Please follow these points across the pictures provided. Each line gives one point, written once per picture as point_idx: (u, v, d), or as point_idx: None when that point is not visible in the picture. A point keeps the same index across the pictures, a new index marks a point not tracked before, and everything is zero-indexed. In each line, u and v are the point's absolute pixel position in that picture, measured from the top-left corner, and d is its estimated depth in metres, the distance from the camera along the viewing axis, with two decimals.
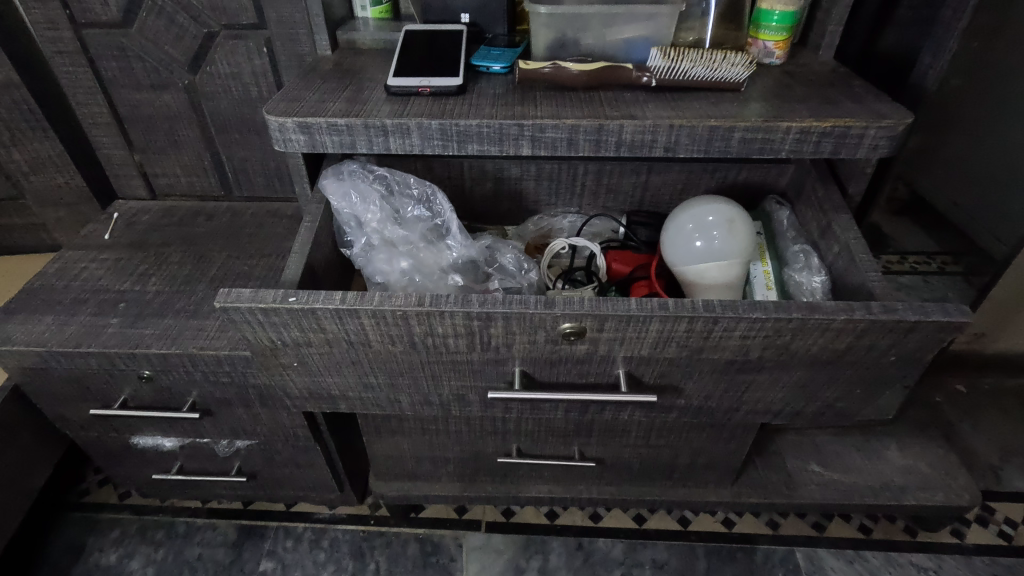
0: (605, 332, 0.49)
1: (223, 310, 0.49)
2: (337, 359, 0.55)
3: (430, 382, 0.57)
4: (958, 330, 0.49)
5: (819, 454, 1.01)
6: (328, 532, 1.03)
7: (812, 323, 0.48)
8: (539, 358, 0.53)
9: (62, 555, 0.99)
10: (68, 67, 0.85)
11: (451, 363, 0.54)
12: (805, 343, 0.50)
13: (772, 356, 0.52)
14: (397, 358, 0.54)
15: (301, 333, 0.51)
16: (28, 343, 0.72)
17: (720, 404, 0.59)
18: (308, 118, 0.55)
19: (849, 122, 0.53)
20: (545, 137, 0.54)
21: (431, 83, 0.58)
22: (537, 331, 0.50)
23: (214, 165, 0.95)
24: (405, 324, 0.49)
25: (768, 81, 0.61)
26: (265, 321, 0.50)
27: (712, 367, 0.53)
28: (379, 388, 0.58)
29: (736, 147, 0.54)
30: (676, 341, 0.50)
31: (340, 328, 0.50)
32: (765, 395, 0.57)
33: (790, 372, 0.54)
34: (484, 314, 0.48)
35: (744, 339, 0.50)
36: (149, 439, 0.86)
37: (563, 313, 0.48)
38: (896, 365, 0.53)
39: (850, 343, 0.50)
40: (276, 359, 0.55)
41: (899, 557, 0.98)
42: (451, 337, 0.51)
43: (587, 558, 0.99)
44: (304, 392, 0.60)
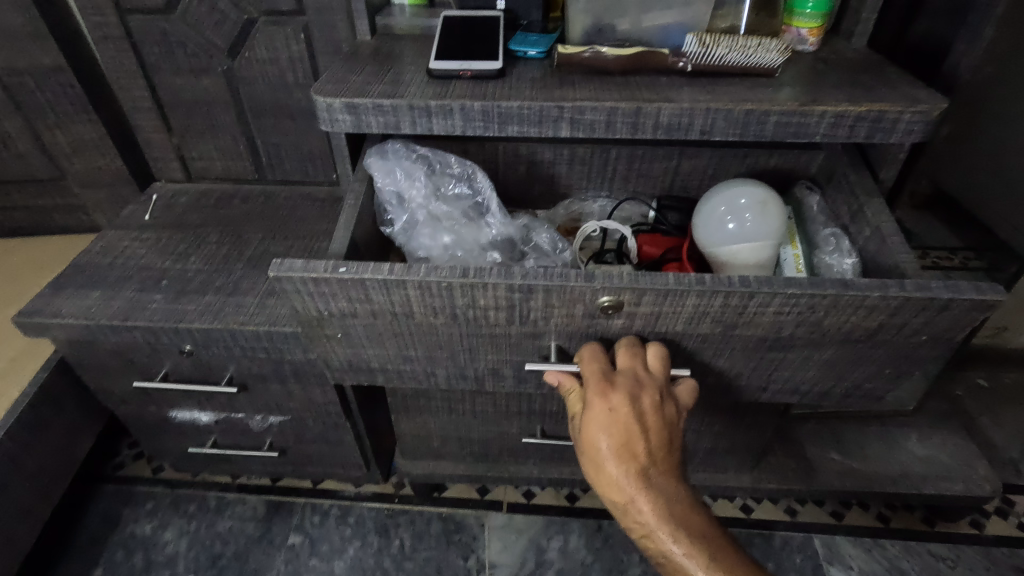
0: (642, 306, 0.51)
1: (276, 279, 0.51)
2: (380, 330, 0.57)
3: (467, 355, 0.59)
4: (990, 310, 0.50)
5: (838, 443, 1.02)
6: (354, 509, 1.06)
7: (845, 300, 0.49)
8: (576, 332, 0.55)
9: (100, 525, 1.02)
10: (111, 51, 0.87)
11: (489, 337, 0.56)
12: (837, 320, 0.51)
13: (804, 333, 0.53)
14: (438, 330, 0.56)
15: (348, 304, 0.54)
16: (77, 316, 0.75)
17: (749, 383, 0.60)
18: (355, 98, 0.56)
19: (884, 107, 0.53)
20: (584, 119, 0.55)
21: (472, 66, 0.60)
22: (576, 305, 0.52)
23: (250, 149, 0.97)
24: (449, 296, 0.52)
25: (802, 67, 0.62)
26: (316, 292, 0.53)
27: (744, 345, 0.55)
28: (417, 361, 0.61)
29: (770, 131, 0.55)
30: (711, 317, 0.52)
31: (386, 299, 0.53)
32: (795, 375, 0.58)
33: (821, 351, 0.55)
34: (525, 287, 0.50)
35: (777, 315, 0.51)
36: (186, 413, 0.89)
37: (601, 286, 0.50)
38: (927, 346, 0.54)
39: (881, 322, 0.51)
40: (322, 330, 0.57)
41: (917, 546, 0.99)
42: (492, 310, 0.53)
43: (607, 540, 1.01)
44: (344, 364, 0.62)
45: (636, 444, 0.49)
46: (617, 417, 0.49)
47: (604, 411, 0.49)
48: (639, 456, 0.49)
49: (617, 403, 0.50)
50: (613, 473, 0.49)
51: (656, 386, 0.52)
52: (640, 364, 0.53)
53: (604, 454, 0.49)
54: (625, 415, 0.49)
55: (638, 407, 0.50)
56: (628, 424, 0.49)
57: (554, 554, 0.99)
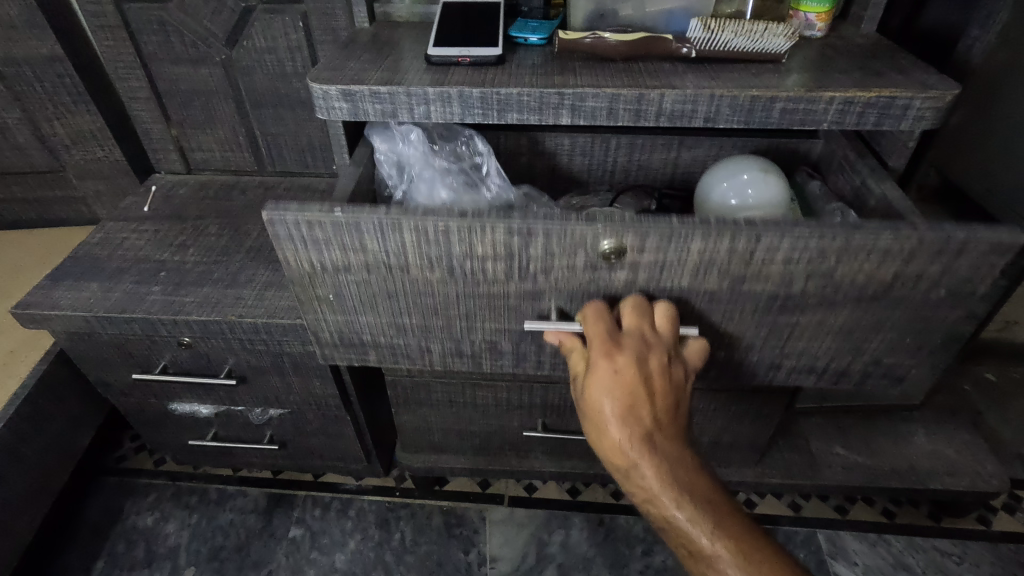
0: (646, 253, 0.52)
1: (270, 220, 0.52)
2: (372, 290, 0.58)
3: (463, 326, 0.61)
4: (1009, 254, 0.50)
5: (843, 437, 1.01)
6: (355, 502, 1.05)
7: (856, 244, 0.50)
8: (579, 289, 0.56)
9: (102, 517, 1.02)
10: (108, 41, 0.86)
11: (486, 298, 0.58)
12: (850, 271, 0.52)
13: (816, 288, 0.54)
14: (433, 289, 0.57)
15: (341, 254, 0.55)
16: (75, 308, 0.75)
17: (760, 359, 0.62)
18: (351, 86, 0.55)
19: (893, 93, 0.52)
20: (585, 106, 0.54)
21: (471, 53, 0.59)
22: (578, 252, 0.52)
23: (249, 140, 0.96)
24: (445, 242, 0.53)
25: (809, 53, 0.60)
26: (309, 238, 0.54)
27: (756, 304, 0.56)
28: (411, 333, 0.63)
29: (776, 118, 0.54)
30: (717, 267, 0.53)
31: (380, 246, 0.54)
32: (810, 345, 0.60)
33: (836, 311, 0.56)
34: (524, 230, 0.51)
35: (787, 265, 0.52)
36: (186, 406, 0.88)
37: (603, 229, 0.50)
38: (947, 305, 0.54)
39: (897, 272, 0.52)
40: (313, 288, 0.59)
41: (922, 542, 0.98)
42: (490, 260, 0.54)
43: (609, 534, 1.00)
44: (334, 336, 0.64)
45: (640, 407, 0.51)
46: (622, 379, 0.51)
47: (610, 373, 0.51)
48: (643, 419, 0.51)
49: (623, 365, 0.51)
50: (617, 434, 0.51)
51: (662, 348, 0.53)
52: (647, 326, 0.54)
53: (608, 415, 0.51)
54: (630, 378, 0.51)
55: (643, 370, 0.51)
56: (633, 387, 0.51)
57: (555, 548, 0.99)
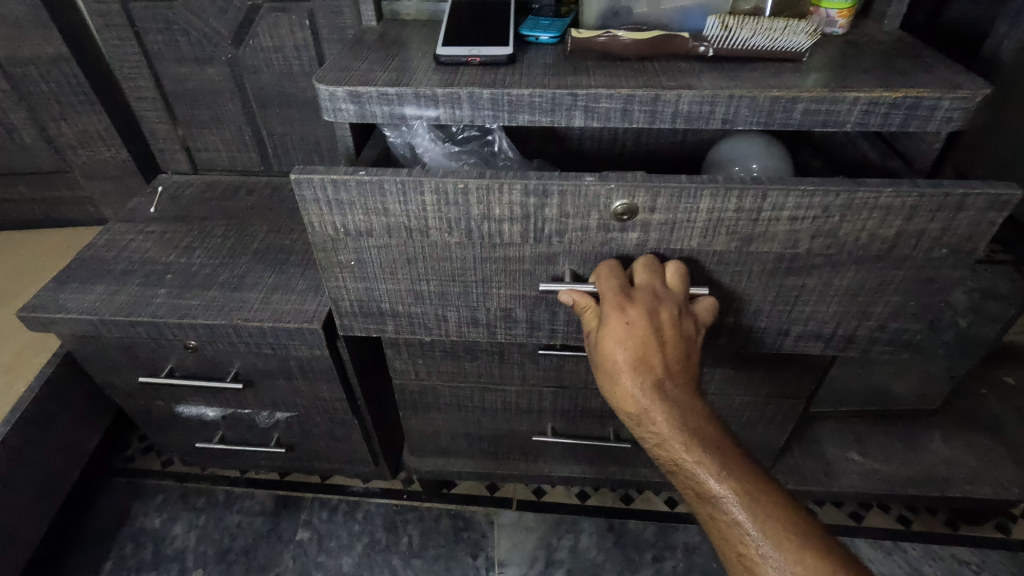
0: (657, 212, 0.53)
1: (297, 181, 0.54)
2: (394, 256, 0.59)
3: (480, 293, 0.62)
4: (1006, 210, 0.51)
5: (859, 443, 0.99)
6: (362, 504, 1.05)
7: (860, 198, 0.50)
8: (591, 254, 0.57)
9: (110, 518, 1.02)
10: (114, 40, 0.86)
11: (503, 263, 0.58)
12: (853, 229, 0.53)
13: (821, 248, 0.54)
14: (452, 254, 0.58)
15: (365, 217, 0.56)
16: (81, 311, 0.74)
17: (768, 325, 0.62)
18: (358, 87, 0.54)
19: (920, 93, 0.50)
20: (599, 107, 0.53)
21: (481, 52, 0.57)
22: (591, 213, 0.53)
23: (255, 140, 0.95)
24: (465, 203, 0.54)
25: (831, 50, 0.58)
26: (334, 201, 0.55)
27: (762, 266, 0.56)
28: (429, 301, 0.63)
29: (798, 119, 0.52)
30: (725, 226, 0.53)
31: (402, 210, 0.55)
32: (815, 312, 0.60)
33: (841, 274, 0.56)
34: (541, 190, 0.52)
35: (793, 224, 0.53)
36: (192, 408, 0.88)
37: (615, 187, 0.51)
38: (949, 264, 0.55)
39: (898, 230, 0.52)
40: (336, 254, 0.59)
41: (940, 550, 0.96)
42: (507, 223, 0.55)
43: (619, 539, 0.99)
44: (355, 305, 0.65)
45: (652, 359, 0.51)
46: (635, 332, 0.51)
47: (623, 326, 0.51)
48: (656, 370, 0.52)
49: (636, 318, 0.51)
50: (630, 386, 0.52)
51: (675, 301, 0.53)
52: (659, 280, 0.54)
53: (621, 367, 0.52)
54: (642, 332, 0.51)
55: (655, 323, 0.52)
56: (646, 339, 0.51)
57: (564, 553, 0.98)
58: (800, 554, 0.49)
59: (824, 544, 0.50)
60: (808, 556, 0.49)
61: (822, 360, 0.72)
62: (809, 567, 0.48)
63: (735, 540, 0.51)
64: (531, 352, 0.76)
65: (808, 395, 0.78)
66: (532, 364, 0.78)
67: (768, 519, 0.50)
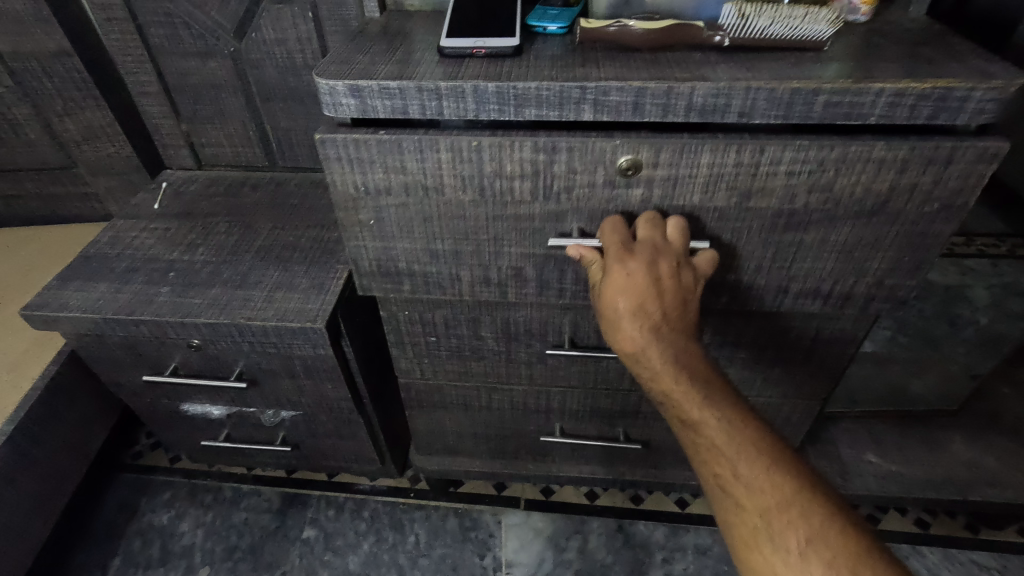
0: (660, 168, 0.53)
1: (322, 141, 0.54)
2: (411, 215, 0.59)
3: (492, 252, 0.61)
4: (995, 162, 0.49)
5: (876, 444, 0.97)
6: (369, 502, 1.04)
7: (853, 151, 0.50)
8: (597, 210, 0.57)
9: (118, 515, 1.02)
10: (117, 34, 0.85)
11: (515, 221, 0.58)
12: (848, 182, 0.52)
13: (817, 204, 0.54)
14: (466, 212, 0.58)
15: (384, 175, 0.56)
16: (84, 310, 0.74)
17: (768, 283, 0.61)
18: (359, 81, 0.52)
19: (950, 83, 0.47)
20: (609, 101, 0.50)
21: (487, 44, 0.55)
22: (597, 170, 0.53)
23: (259, 135, 0.94)
24: (479, 159, 0.54)
25: (853, 39, 0.55)
26: (356, 159, 0.55)
27: (761, 223, 0.56)
28: (443, 260, 0.63)
29: (819, 112, 0.49)
30: (725, 181, 0.53)
31: (420, 167, 0.55)
32: (813, 268, 0.59)
33: (837, 229, 0.56)
34: (550, 146, 0.52)
35: (789, 178, 0.52)
36: (198, 406, 0.87)
37: (621, 141, 0.51)
38: (941, 219, 0.54)
39: (892, 183, 0.52)
40: (356, 213, 0.60)
41: (959, 555, 0.94)
42: (518, 180, 0.55)
43: (628, 541, 0.98)
44: (373, 266, 0.65)
45: (651, 307, 0.53)
46: (634, 281, 0.53)
47: (621, 275, 0.53)
48: (654, 318, 0.53)
49: (634, 267, 0.52)
50: (630, 333, 0.54)
51: (675, 253, 0.53)
52: (659, 234, 0.54)
53: (621, 314, 0.53)
54: (640, 281, 0.52)
55: (653, 273, 0.53)
56: (643, 288, 0.52)
57: (572, 554, 0.96)
58: (773, 476, 0.49)
59: (799, 470, 0.49)
60: (781, 478, 0.48)
61: (840, 360, 0.70)
62: (780, 488, 0.48)
63: (713, 463, 0.51)
64: (539, 352, 0.75)
65: (824, 396, 0.75)
66: (540, 363, 0.76)
67: (746, 444, 0.50)
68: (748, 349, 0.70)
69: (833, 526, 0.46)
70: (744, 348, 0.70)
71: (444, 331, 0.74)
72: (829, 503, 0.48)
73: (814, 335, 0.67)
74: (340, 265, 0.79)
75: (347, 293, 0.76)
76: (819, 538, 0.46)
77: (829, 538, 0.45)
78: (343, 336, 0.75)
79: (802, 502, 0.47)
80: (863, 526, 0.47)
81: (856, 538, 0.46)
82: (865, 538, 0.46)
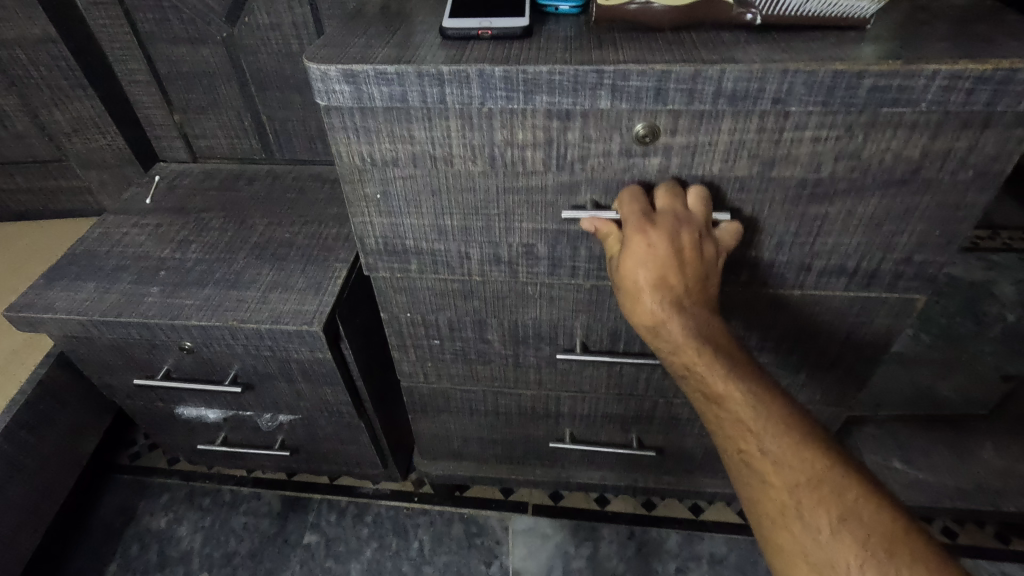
0: (678, 135, 0.49)
1: (326, 109, 0.50)
2: (418, 187, 0.55)
3: (502, 228, 0.57)
4: None
5: (902, 450, 0.92)
6: (371, 507, 1.01)
7: (883, 117, 0.45)
8: (613, 181, 0.52)
9: (115, 518, 1.00)
10: (103, 19, 0.80)
11: (527, 194, 0.54)
12: (877, 148, 0.47)
13: (844, 172, 0.49)
14: (476, 184, 0.54)
15: (390, 144, 0.52)
16: (70, 311, 0.70)
17: (790, 260, 0.56)
18: (354, 66, 0.47)
19: (1015, 63, 0.42)
20: (628, 87, 0.46)
21: (493, 24, 0.50)
22: (613, 136, 0.49)
23: (255, 126, 0.90)
24: (489, 126, 0.50)
25: (897, 16, 0.50)
26: (361, 127, 0.51)
27: (783, 195, 0.51)
28: (451, 237, 0.59)
29: (862, 98, 0.44)
30: (748, 149, 0.49)
31: (428, 136, 0.51)
32: (842, 244, 0.54)
33: (863, 202, 0.51)
34: (564, 112, 0.48)
35: (815, 146, 0.48)
36: (192, 410, 0.84)
37: (639, 109, 0.47)
38: (975, 189, 0.49)
39: (923, 149, 0.47)
40: (362, 186, 0.56)
41: (989, 566, 0.89)
42: (530, 148, 0.51)
43: (640, 549, 0.94)
44: (378, 243, 0.60)
45: (674, 280, 0.48)
46: (656, 253, 0.48)
47: (643, 247, 0.48)
48: (677, 292, 0.49)
49: (657, 238, 0.48)
50: (651, 308, 0.49)
51: (698, 222, 0.49)
52: (680, 202, 0.49)
53: (642, 288, 0.49)
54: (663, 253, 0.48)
55: (677, 245, 0.48)
56: (667, 261, 0.48)
57: (582, 563, 0.93)
58: (803, 452, 0.45)
59: (830, 445, 0.45)
60: (811, 453, 0.44)
61: (871, 364, 0.65)
62: (810, 464, 0.44)
63: (738, 439, 0.47)
64: (548, 356, 0.70)
65: (852, 402, 0.71)
66: (549, 368, 0.72)
67: (774, 420, 0.46)
68: (772, 354, 0.65)
69: (867, 505, 0.42)
70: (768, 352, 0.65)
71: (447, 333, 0.70)
72: (861, 480, 0.44)
73: (844, 338, 0.63)
74: (340, 263, 0.75)
75: (345, 295, 0.72)
76: (854, 519, 0.42)
77: (863, 516, 0.42)
78: (342, 338, 0.71)
79: (835, 478, 0.43)
80: (897, 504, 0.43)
81: (892, 517, 0.42)
82: (899, 514, 0.42)
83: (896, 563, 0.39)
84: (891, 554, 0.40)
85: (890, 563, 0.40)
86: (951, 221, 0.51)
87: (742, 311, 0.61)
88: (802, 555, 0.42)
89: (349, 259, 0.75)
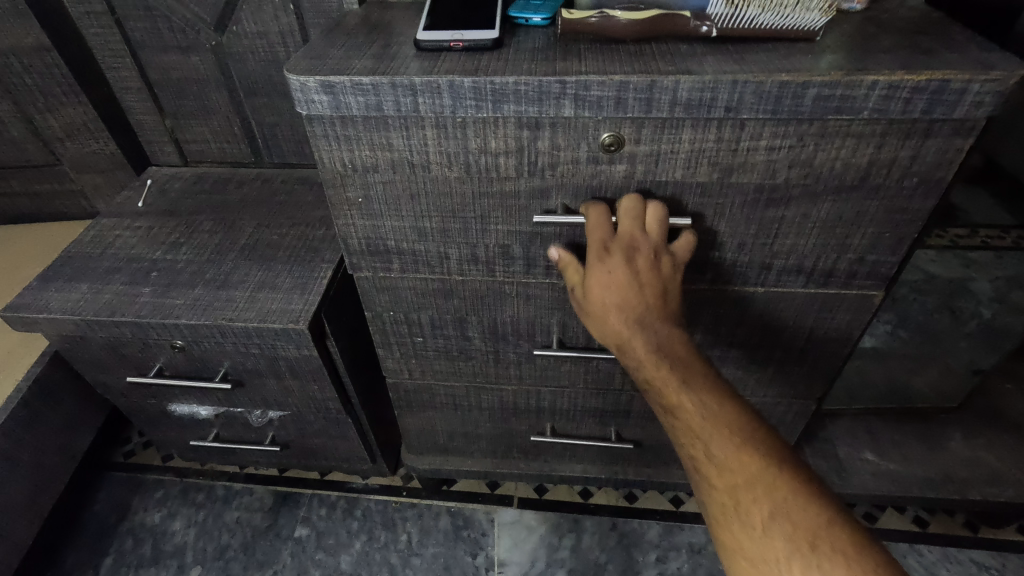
0: (642, 143, 0.51)
1: (307, 118, 0.53)
2: (398, 192, 0.58)
3: (478, 230, 0.60)
4: (972, 136, 0.48)
5: (874, 442, 0.95)
6: (361, 501, 1.03)
7: (832, 126, 0.48)
8: (582, 187, 0.55)
9: (110, 513, 1.02)
10: (96, 28, 0.83)
11: (501, 198, 0.57)
12: (828, 157, 0.50)
13: (798, 178, 0.52)
14: (453, 190, 0.57)
15: (369, 152, 0.55)
16: (64, 311, 0.72)
17: (751, 260, 0.59)
18: (331, 76, 0.50)
19: (947, 75, 0.45)
20: (590, 96, 0.48)
21: (465, 36, 0.53)
22: (580, 145, 0.52)
23: (244, 131, 0.92)
24: (463, 136, 0.53)
25: (847, 28, 0.53)
26: (341, 136, 0.54)
27: (743, 199, 0.54)
28: (432, 239, 0.62)
29: (809, 106, 0.47)
30: (707, 157, 0.51)
31: (406, 144, 0.54)
32: (798, 245, 0.57)
33: (818, 205, 0.54)
34: (534, 122, 0.51)
35: (770, 154, 0.51)
36: (185, 407, 0.86)
37: (603, 118, 0.50)
38: (919, 194, 0.52)
39: (870, 157, 0.50)
40: (344, 191, 0.58)
41: (957, 553, 0.93)
42: (503, 156, 0.54)
43: (622, 540, 0.97)
44: (362, 245, 0.63)
45: (633, 302, 0.51)
46: (615, 278, 0.52)
47: (603, 274, 0.52)
48: (637, 312, 0.52)
49: (614, 265, 0.52)
50: (614, 327, 0.52)
51: (653, 244, 0.52)
52: (637, 224, 0.52)
53: (605, 310, 0.52)
54: (621, 278, 0.51)
55: (633, 270, 0.52)
56: (626, 285, 0.51)
57: (565, 553, 0.96)
58: (742, 453, 0.47)
59: (768, 445, 0.48)
60: (750, 455, 0.47)
61: (835, 359, 0.68)
62: (750, 465, 0.47)
63: (688, 445, 0.50)
64: (527, 352, 0.73)
65: (819, 396, 0.74)
66: (528, 363, 0.75)
67: (721, 424, 0.48)
68: (740, 349, 0.68)
69: (799, 503, 0.45)
70: (736, 348, 0.68)
71: (430, 331, 0.72)
72: (798, 479, 0.46)
73: (808, 334, 0.66)
74: (326, 264, 0.77)
75: (330, 294, 0.75)
76: (785, 516, 0.45)
77: (793, 513, 0.45)
78: (328, 335, 0.74)
79: (769, 476, 0.46)
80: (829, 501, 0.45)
81: (820, 512, 0.44)
82: (828, 510, 0.45)
83: (817, 557, 0.42)
84: (815, 550, 0.43)
85: (813, 557, 0.42)
86: (900, 223, 0.54)
87: (711, 309, 0.64)
88: (740, 551, 0.45)
89: (335, 260, 0.78)
